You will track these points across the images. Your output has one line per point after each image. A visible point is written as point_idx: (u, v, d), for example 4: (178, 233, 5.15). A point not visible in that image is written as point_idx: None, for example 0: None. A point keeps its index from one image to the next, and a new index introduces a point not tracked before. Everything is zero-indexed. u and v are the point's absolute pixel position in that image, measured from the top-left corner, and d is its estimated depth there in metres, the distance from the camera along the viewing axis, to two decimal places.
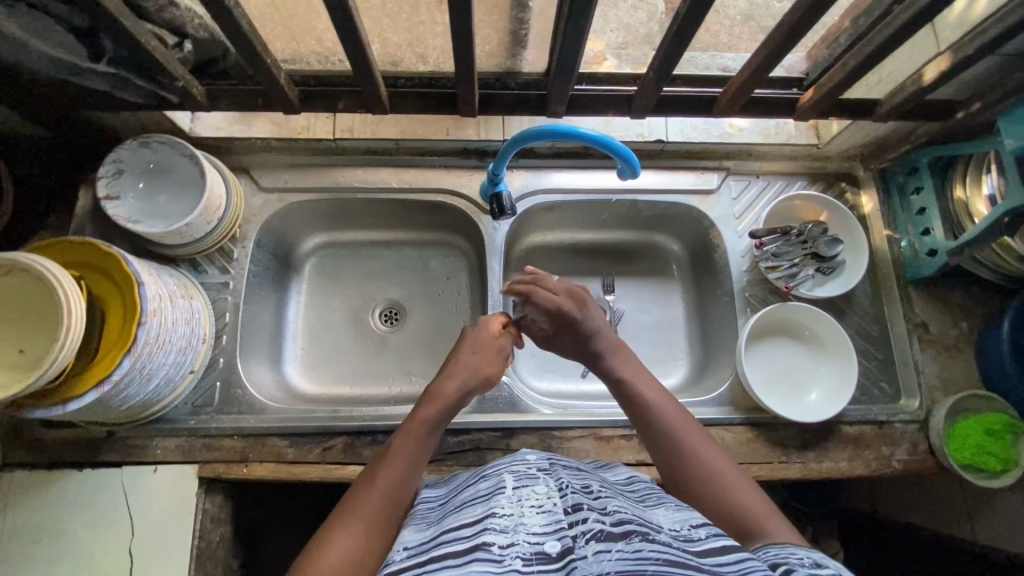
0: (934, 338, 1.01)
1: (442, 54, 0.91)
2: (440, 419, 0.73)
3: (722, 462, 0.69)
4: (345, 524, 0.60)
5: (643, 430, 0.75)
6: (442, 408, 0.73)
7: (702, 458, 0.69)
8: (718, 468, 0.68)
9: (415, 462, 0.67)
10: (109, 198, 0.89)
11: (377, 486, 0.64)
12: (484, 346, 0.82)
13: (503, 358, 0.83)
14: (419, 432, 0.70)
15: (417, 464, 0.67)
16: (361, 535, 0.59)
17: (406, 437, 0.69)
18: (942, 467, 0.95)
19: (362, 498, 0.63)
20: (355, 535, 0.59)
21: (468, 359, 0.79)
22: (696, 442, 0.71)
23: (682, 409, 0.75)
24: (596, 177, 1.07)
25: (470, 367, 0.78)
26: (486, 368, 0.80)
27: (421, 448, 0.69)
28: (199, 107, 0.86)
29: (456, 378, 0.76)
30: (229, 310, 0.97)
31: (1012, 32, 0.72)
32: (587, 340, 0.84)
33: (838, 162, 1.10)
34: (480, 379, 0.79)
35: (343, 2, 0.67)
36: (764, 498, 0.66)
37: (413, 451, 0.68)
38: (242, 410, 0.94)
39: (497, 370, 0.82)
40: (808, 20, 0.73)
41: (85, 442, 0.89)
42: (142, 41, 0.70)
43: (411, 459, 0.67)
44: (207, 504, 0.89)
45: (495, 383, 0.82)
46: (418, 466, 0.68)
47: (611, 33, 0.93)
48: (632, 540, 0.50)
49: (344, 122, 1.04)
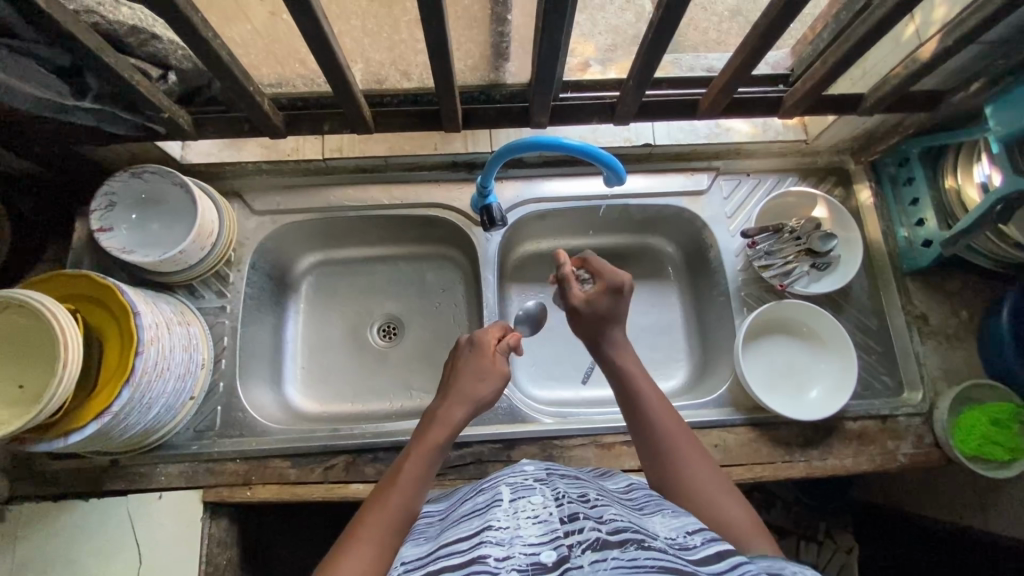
0: (934, 329, 1.00)
1: (425, 70, 0.92)
2: (444, 446, 0.72)
3: (711, 472, 0.69)
4: (348, 553, 0.59)
5: (636, 434, 0.75)
6: (449, 433, 0.72)
7: (692, 466, 0.69)
8: (707, 477, 0.68)
9: (419, 489, 0.67)
10: (103, 230, 0.90)
11: (381, 512, 0.63)
12: (484, 367, 0.79)
13: (502, 376, 0.80)
14: (424, 462, 0.69)
15: (420, 490, 0.67)
16: (366, 561, 0.59)
17: (414, 462, 0.68)
18: (949, 459, 0.94)
19: (366, 523, 0.62)
20: (359, 560, 0.58)
21: (467, 383, 0.77)
22: (689, 449, 0.71)
23: (676, 417, 0.75)
24: (587, 183, 1.07)
25: (472, 389, 0.76)
26: (491, 392, 0.78)
27: (426, 474, 0.68)
28: (187, 136, 0.88)
29: (461, 405, 0.75)
30: (227, 333, 0.98)
31: (989, 21, 0.72)
32: (602, 322, 0.84)
33: (829, 156, 1.10)
34: (479, 405, 0.77)
35: (319, 28, 0.68)
36: (751, 513, 0.66)
37: (416, 478, 0.67)
38: (244, 433, 0.94)
39: (495, 391, 0.79)
40: (783, 21, 0.72)
41: (90, 473, 0.90)
42: (124, 76, 0.71)
43: (414, 487, 0.66)
44: (213, 527, 0.91)
45: (495, 403, 0.80)
46: (422, 492, 0.67)
47: (600, 36, 0.99)
48: (628, 548, 0.49)
49: (332, 143, 1.05)
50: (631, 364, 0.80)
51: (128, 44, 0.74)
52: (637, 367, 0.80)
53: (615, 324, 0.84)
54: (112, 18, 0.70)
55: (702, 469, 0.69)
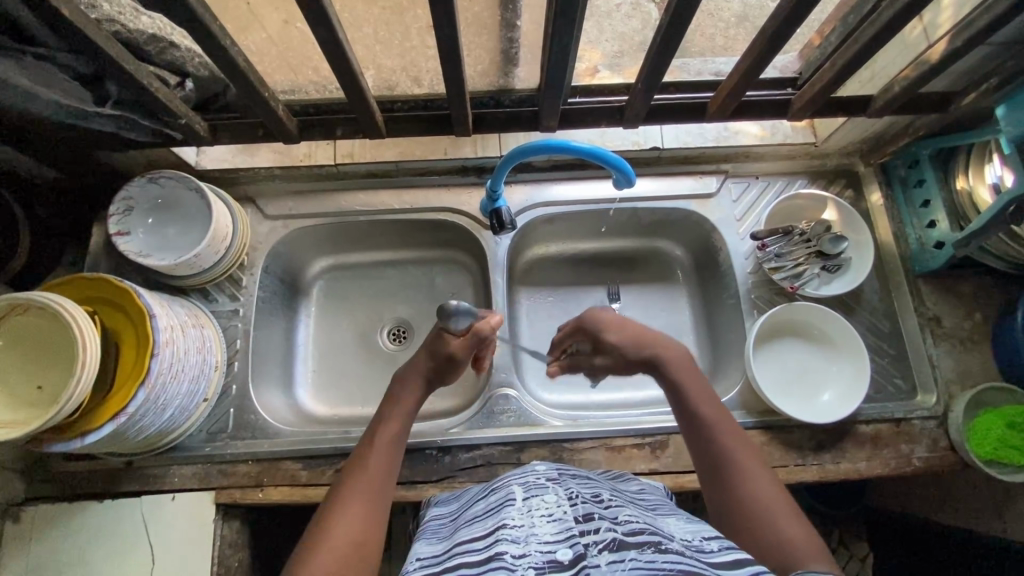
0: (947, 331, 1.00)
1: (435, 76, 0.95)
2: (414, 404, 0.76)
3: (776, 494, 0.64)
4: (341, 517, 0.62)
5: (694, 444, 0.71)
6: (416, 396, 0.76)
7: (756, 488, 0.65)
8: (769, 496, 0.64)
9: (396, 443, 0.72)
10: (120, 234, 0.92)
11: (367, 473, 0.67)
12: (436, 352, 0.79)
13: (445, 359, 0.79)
14: (399, 421, 0.74)
15: (396, 447, 0.72)
16: (359, 519, 0.63)
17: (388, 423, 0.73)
18: (965, 463, 0.93)
19: (353, 489, 0.66)
20: (352, 519, 0.62)
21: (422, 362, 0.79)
22: (752, 467, 0.67)
23: (739, 436, 0.70)
24: (595, 186, 1.08)
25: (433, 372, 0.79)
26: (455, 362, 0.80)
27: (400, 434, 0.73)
28: (203, 142, 0.90)
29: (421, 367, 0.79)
30: (240, 336, 0.99)
31: (1001, 20, 0.71)
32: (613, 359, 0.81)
33: (838, 159, 1.10)
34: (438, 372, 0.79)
35: (334, 36, 0.69)
36: (810, 533, 0.61)
37: (392, 438, 0.72)
38: (256, 435, 0.95)
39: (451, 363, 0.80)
40: (790, 24, 0.73)
41: (106, 473, 0.92)
42: (144, 83, 0.72)
43: (392, 445, 0.71)
44: (224, 529, 0.91)
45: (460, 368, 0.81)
46: (398, 446, 0.72)
47: (606, 43, 1.00)
48: (645, 550, 0.49)
49: (345, 148, 1.07)
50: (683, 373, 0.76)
51: (148, 52, 0.75)
52: (697, 380, 0.75)
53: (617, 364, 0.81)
54: (132, 27, 0.71)
55: (764, 487, 0.65)
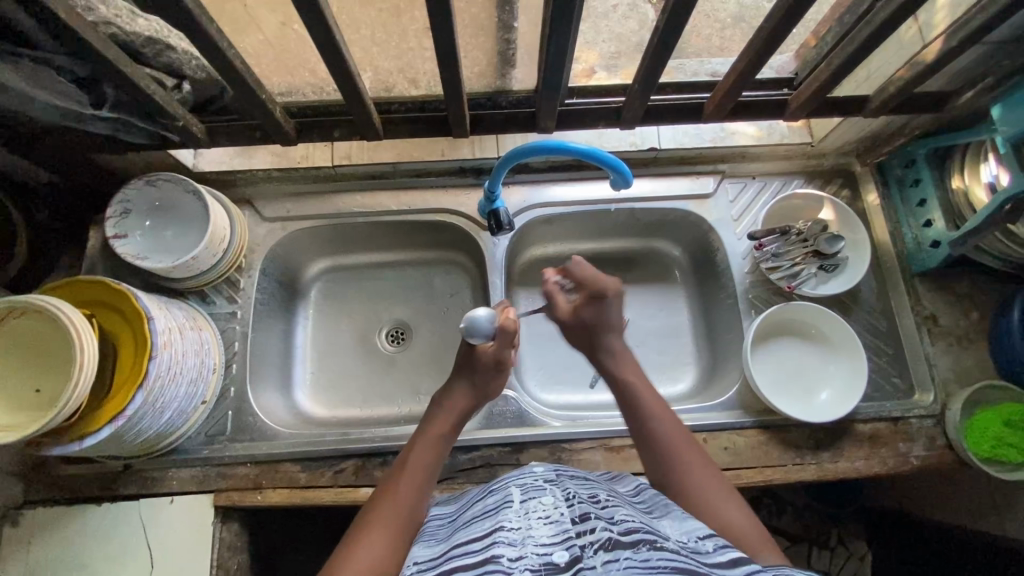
0: (944, 329, 1.00)
1: (432, 78, 0.95)
2: (447, 436, 0.75)
3: (720, 489, 0.68)
4: (360, 548, 0.61)
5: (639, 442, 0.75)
6: (450, 424, 0.76)
7: (700, 483, 0.69)
8: (714, 489, 0.68)
9: (427, 478, 0.69)
10: (117, 237, 0.92)
11: (393, 506, 0.66)
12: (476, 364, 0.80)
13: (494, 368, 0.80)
14: (431, 451, 0.72)
15: (426, 481, 0.69)
16: (379, 553, 0.61)
17: (420, 453, 0.72)
18: (963, 461, 0.93)
19: (376, 522, 0.64)
20: (374, 551, 0.61)
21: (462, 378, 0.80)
22: (696, 464, 0.71)
23: (683, 431, 0.74)
24: (592, 187, 1.08)
25: (474, 389, 0.80)
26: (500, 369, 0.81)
27: (430, 468, 0.71)
28: (200, 144, 0.90)
29: (464, 392, 0.79)
30: (238, 338, 0.99)
31: (996, 20, 0.72)
32: (593, 330, 0.84)
33: (835, 158, 1.10)
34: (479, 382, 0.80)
35: (331, 37, 0.69)
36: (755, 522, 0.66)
37: (423, 471, 0.69)
38: (254, 437, 0.95)
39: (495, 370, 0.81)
40: (786, 25, 0.73)
41: (104, 477, 0.91)
42: (140, 85, 0.72)
43: (423, 476, 0.69)
44: (223, 531, 0.90)
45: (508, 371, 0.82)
46: (429, 482, 0.69)
47: (603, 44, 0.98)
48: (640, 549, 0.49)
49: (342, 150, 1.07)
50: (632, 375, 0.80)
51: (145, 54, 0.75)
52: (640, 380, 0.79)
53: (609, 331, 0.84)
54: (129, 29, 0.71)
55: (709, 482, 0.69)
